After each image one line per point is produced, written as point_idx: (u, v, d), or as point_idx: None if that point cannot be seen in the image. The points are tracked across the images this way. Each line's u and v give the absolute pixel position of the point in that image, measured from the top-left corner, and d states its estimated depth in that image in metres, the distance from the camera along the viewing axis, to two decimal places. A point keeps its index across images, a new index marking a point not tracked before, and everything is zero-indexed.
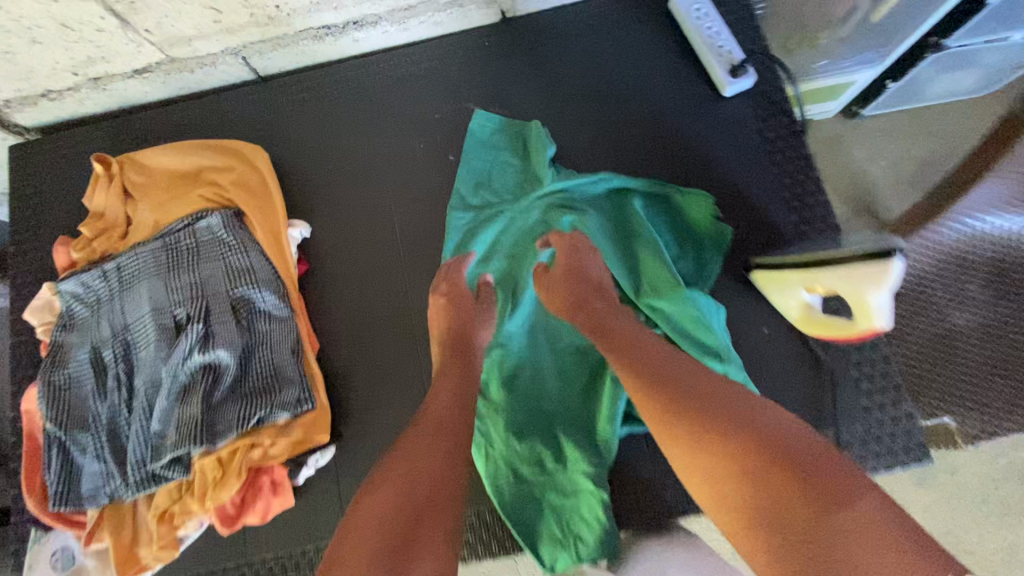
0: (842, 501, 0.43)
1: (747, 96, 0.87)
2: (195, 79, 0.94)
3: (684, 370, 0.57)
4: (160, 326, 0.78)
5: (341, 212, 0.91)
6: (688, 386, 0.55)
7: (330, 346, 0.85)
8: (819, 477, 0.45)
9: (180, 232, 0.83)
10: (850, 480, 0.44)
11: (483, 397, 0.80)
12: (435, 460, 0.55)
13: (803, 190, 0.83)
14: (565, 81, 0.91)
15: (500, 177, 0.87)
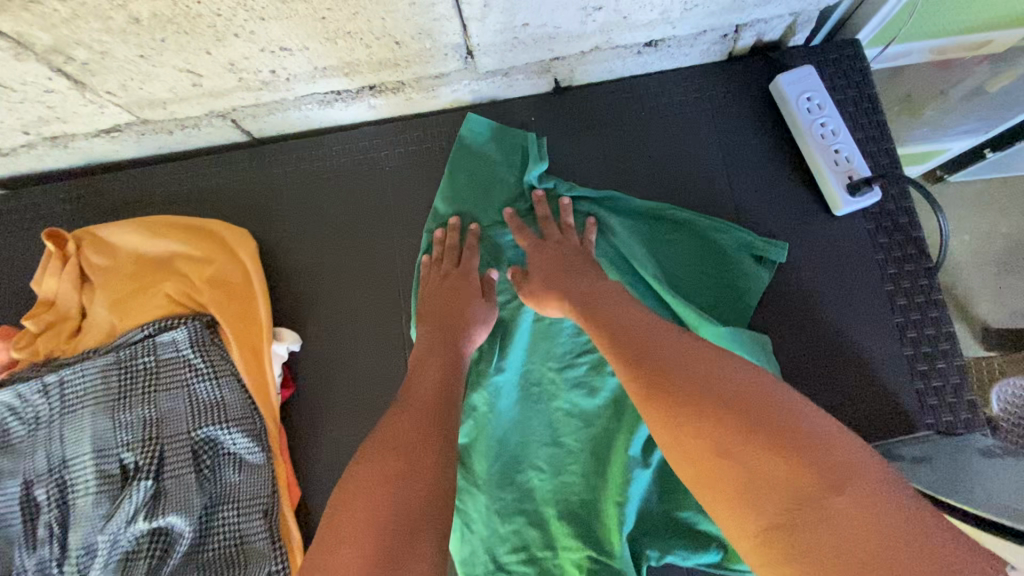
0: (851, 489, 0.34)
1: (862, 216, 0.68)
2: (177, 140, 0.77)
3: (659, 330, 0.50)
4: (105, 471, 0.62)
5: (338, 319, 0.73)
6: (666, 352, 0.47)
7: (313, 498, 0.68)
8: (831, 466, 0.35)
9: (138, 345, 0.66)
10: (862, 468, 0.35)
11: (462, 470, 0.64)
12: (397, 448, 0.47)
13: (930, 349, 0.64)
14: (629, 175, 0.73)
15: (488, 191, 0.72)
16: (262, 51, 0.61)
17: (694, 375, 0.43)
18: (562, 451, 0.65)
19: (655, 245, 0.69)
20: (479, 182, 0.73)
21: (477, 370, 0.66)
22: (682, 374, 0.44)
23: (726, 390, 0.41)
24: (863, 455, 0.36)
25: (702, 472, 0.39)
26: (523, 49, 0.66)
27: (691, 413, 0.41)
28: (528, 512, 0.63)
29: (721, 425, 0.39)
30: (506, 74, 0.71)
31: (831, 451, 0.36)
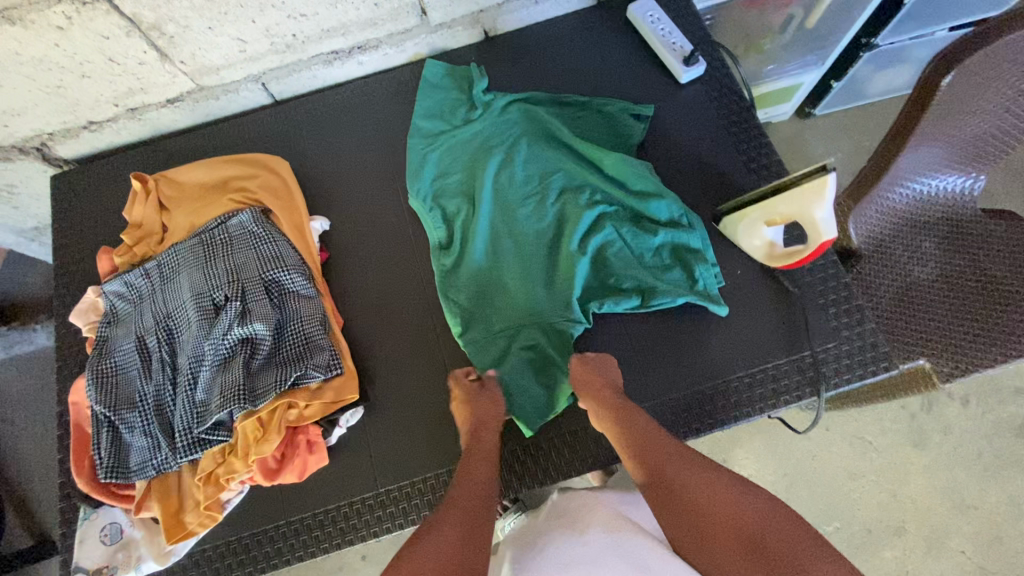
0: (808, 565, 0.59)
1: (699, 80, 1.01)
2: (221, 106, 1.08)
3: (664, 451, 0.76)
4: (201, 308, 0.87)
5: (354, 206, 1.02)
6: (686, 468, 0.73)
7: (353, 321, 0.95)
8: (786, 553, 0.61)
9: (215, 229, 0.93)
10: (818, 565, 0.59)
11: (455, 284, 0.93)
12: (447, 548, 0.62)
13: (755, 152, 0.96)
14: (544, 84, 1.06)
15: (450, 109, 1.03)
16: (288, 17, 0.93)
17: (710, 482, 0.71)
18: (528, 261, 0.92)
19: (569, 120, 1.01)
20: (443, 104, 1.03)
21: (464, 222, 0.96)
22: (685, 468, 0.73)
23: (709, 515, 0.67)
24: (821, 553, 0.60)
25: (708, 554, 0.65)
26: (458, 3, 1.00)
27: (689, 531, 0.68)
28: (507, 305, 0.90)
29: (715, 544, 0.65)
30: (450, 26, 1.05)
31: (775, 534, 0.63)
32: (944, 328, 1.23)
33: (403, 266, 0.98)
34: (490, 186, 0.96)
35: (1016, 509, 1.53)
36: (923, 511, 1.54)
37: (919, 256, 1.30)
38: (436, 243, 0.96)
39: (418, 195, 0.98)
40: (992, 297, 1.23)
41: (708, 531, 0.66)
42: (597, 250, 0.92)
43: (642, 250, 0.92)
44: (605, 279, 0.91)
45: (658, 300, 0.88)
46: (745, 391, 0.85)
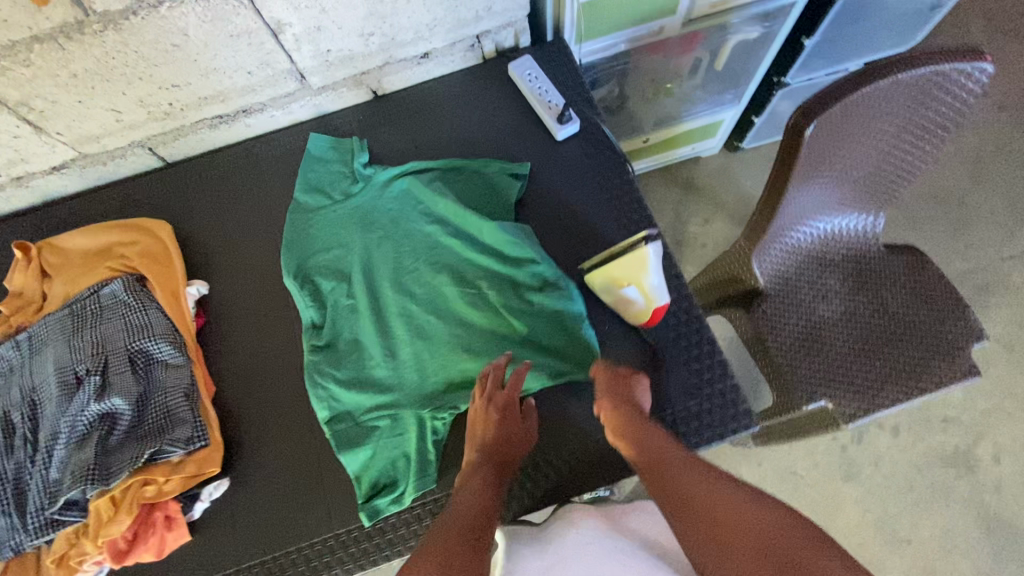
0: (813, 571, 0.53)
1: (575, 137, 1.04)
2: (110, 171, 1.08)
3: (689, 468, 0.70)
4: (63, 382, 0.86)
5: (236, 269, 1.03)
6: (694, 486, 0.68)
7: (226, 388, 0.94)
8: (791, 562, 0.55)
9: (86, 298, 0.93)
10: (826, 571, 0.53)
11: (324, 366, 0.92)
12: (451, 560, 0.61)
13: (627, 208, 0.98)
14: (429, 144, 1.07)
15: (333, 180, 1.05)
16: (160, 88, 0.94)
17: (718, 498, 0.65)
18: (403, 338, 0.92)
19: (449, 181, 1.02)
20: (326, 175, 1.05)
21: (334, 300, 0.96)
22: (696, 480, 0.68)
23: (735, 534, 0.60)
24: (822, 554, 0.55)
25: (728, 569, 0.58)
26: (336, 68, 1.02)
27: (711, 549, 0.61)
28: (378, 385, 0.90)
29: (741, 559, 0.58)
30: (333, 89, 1.07)
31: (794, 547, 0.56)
32: (850, 368, 1.24)
33: (283, 333, 0.98)
34: (367, 262, 0.98)
35: (950, 543, 1.51)
36: (857, 547, 1.53)
37: (823, 295, 1.31)
38: (308, 322, 0.96)
39: (290, 273, 0.98)
40: (894, 334, 1.26)
41: (723, 539, 0.60)
42: (474, 326, 0.92)
43: (520, 318, 0.91)
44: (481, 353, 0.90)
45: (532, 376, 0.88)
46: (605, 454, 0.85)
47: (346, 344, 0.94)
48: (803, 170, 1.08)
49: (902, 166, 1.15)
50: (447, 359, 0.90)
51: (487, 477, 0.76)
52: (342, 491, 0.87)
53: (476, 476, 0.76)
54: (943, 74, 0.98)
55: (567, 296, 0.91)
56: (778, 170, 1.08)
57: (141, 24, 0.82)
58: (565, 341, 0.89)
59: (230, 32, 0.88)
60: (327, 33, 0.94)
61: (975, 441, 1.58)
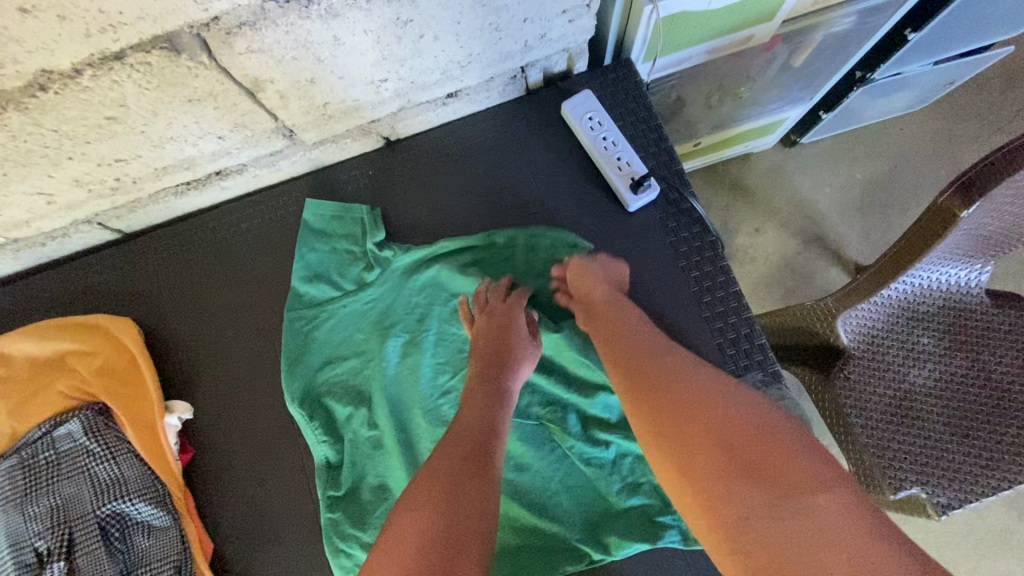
0: (816, 493, 0.45)
1: (650, 208, 0.81)
2: (53, 249, 0.85)
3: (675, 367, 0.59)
4: (21, 565, 0.68)
5: (226, 380, 0.82)
6: (675, 375, 0.57)
7: (225, 543, 0.76)
8: (784, 467, 0.47)
9: (37, 443, 0.73)
10: (821, 477, 0.47)
11: (346, 523, 0.74)
12: (431, 492, 0.52)
13: (721, 309, 0.77)
14: (462, 213, 0.84)
15: (341, 262, 0.82)
16: (101, 165, 0.69)
17: (705, 387, 0.55)
18: None
19: (494, 266, 0.81)
20: (333, 256, 0.82)
21: (353, 431, 0.77)
22: (675, 371, 0.58)
23: (714, 434, 0.50)
24: (824, 462, 0.48)
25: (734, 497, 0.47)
26: (336, 120, 0.76)
27: (689, 464, 0.51)
28: None
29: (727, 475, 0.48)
30: (334, 141, 0.81)
31: (788, 458, 0.48)
32: (950, 448, 0.97)
33: (289, 472, 0.78)
34: (394, 383, 0.78)
35: None
36: None
37: (915, 355, 1.03)
38: (321, 460, 0.77)
39: (294, 394, 0.77)
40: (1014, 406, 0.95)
41: (702, 431, 0.51)
42: (535, 472, 0.76)
43: (591, 466, 0.75)
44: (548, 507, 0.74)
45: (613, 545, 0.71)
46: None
47: (371, 491, 0.76)
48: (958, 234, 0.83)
49: None
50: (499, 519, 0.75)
51: (482, 369, 0.68)
52: None
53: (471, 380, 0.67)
54: None
55: None
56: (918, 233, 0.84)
57: (56, 99, 0.56)
58: (653, 495, 0.73)
59: (188, 97, 0.62)
60: (324, 85, 0.68)
61: None
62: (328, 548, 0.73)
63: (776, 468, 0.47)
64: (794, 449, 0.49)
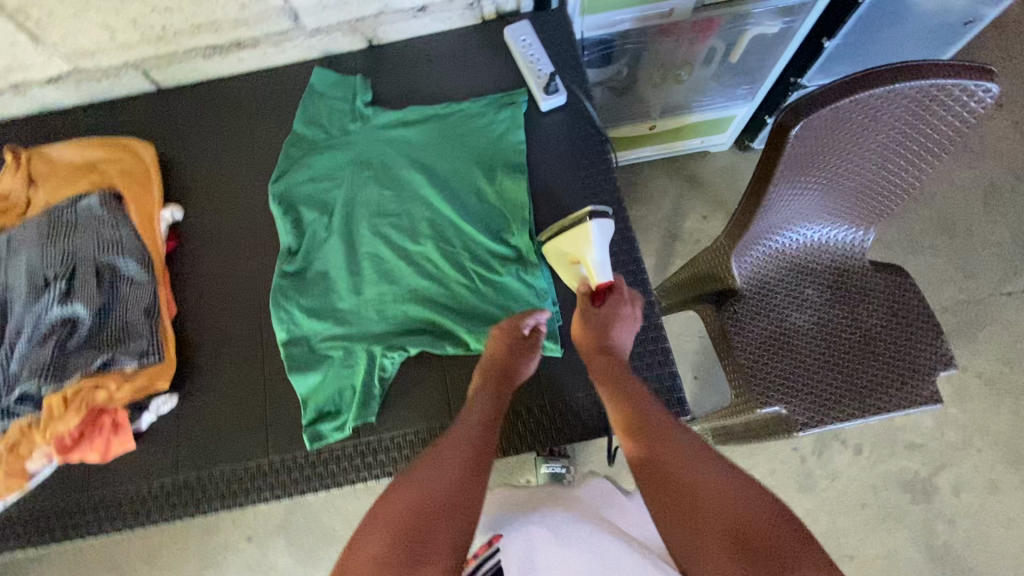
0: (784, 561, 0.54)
1: (560, 110, 1.03)
2: (105, 89, 1.10)
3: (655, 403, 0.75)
4: (33, 284, 0.90)
5: (216, 189, 1.04)
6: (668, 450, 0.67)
7: (188, 307, 0.97)
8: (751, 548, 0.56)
9: (64, 208, 0.96)
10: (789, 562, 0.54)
11: (290, 291, 0.94)
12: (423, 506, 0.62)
13: (599, 187, 0.98)
14: (416, 99, 1.07)
15: (332, 116, 1.06)
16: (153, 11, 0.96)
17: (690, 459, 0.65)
18: (371, 279, 0.95)
19: (442, 130, 1.03)
20: (326, 110, 1.06)
21: (314, 232, 0.99)
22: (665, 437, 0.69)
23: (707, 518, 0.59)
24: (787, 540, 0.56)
25: (687, 534, 0.59)
26: (330, 9, 1.03)
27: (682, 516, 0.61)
28: (336, 318, 0.93)
29: (708, 543, 0.57)
30: (327, 32, 1.07)
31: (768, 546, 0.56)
32: (812, 379, 1.23)
33: (253, 258, 0.99)
34: (352, 200, 1.00)
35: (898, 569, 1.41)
36: None
37: (795, 304, 1.30)
38: (284, 247, 0.97)
39: (276, 197, 1.00)
40: (862, 351, 1.24)
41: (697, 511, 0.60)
42: (439, 276, 0.94)
43: (488, 278, 0.93)
44: (445, 302, 0.92)
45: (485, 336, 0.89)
46: (551, 429, 0.87)
47: (316, 275, 0.96)
48: (796, 158, 1.03)
49: (905, 169, 1.09)
50: (401, 311, 0.93)
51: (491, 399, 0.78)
52: (281, 421, 0.90)
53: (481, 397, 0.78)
54: (943, 88, 0.95)
55: (535, 267, 0.92)
56: (766, 151, 1.03)
57: None
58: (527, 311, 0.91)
59: None
60: None
61: (940, 469, 1.46)
62: (273, 305, 0.94)
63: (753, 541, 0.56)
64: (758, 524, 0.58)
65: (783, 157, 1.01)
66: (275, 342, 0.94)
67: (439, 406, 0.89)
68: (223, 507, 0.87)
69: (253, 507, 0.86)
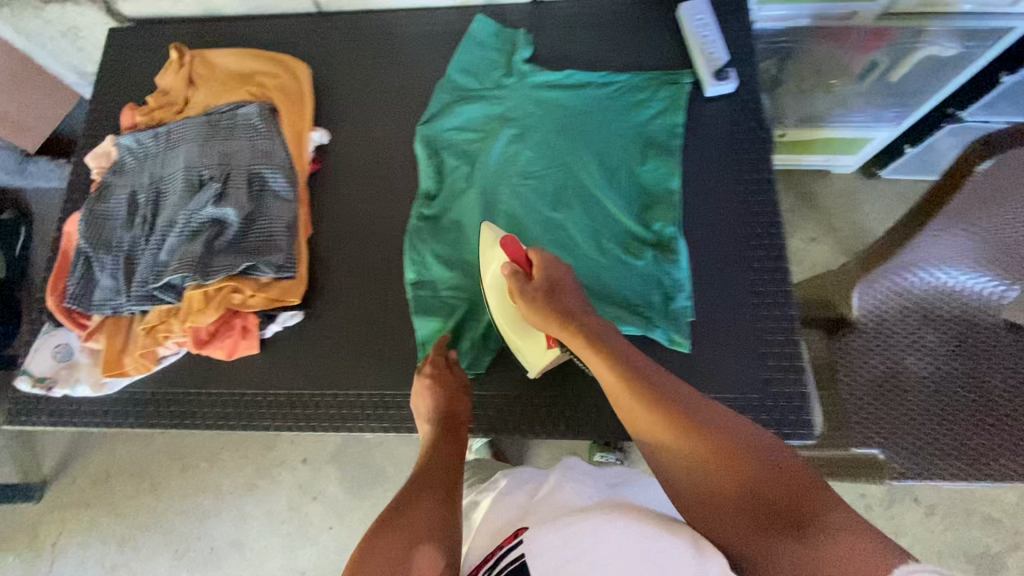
0: (809, 505, 0.52)
1: (725, 99, 0.98)
2: (270, 3, 1.12)
3: (635, 355, 0.72)
4: (189, 181, 0.93)
5: (362, 121, 1.05)
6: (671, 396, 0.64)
7: (322, 231, 0.99)
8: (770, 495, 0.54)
9: (224, 113, 0.99)
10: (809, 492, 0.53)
11: (424, 235, 0.95)
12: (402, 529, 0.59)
13: (754, 186, 0.93)
14: (573, 62, 1.04)
15: (487, 67, 1.04)
16: None
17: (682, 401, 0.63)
18: (505, 237, 0.94)
19: (600, 100, 0.99)
20: (481, 60, 1.04)
21: (455, 182, 0.98)
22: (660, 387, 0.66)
23: (714, 461, 0.57)
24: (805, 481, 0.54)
25: (696, 488, 0.58)
26: None
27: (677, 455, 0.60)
28: (463, 270, 0.93)
29: (718, 488, 0.56)
30: None
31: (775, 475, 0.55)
32: (923, 437, 0.95)
33: (389, 196, 1.00)
34: (496, 156, 0.98)
35: None
36: None
37: (921, 345, 0.99)
38: (423, 190, 0.98)
39: (423, 140, 1.00)
40: (1010, 428, 0.92)
41: (695, 454, 0.58)
42: (574, 248, 0.92)
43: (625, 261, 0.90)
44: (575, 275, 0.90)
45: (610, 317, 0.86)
46: None
47: (449, 224, 0.96)
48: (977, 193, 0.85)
49: None
50: None
51: (446, 435, 0.77)
52: (397, 358, 0.91)
53: (434, 436, 0.78)
54: None
55: (677, 258, 0.89)
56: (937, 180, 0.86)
57: None
58: (661, 302, 0.87)
59: None
60: None
61: (1016, 551, 1.37)
62: (407, 246, 0.95)
63: (766, 492, 0.54)
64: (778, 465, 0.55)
65: (962, 187, 0.83)
66: (400, 282, 0.95)
67: (539, 381, 0.90)
68: (333, 429, 0.90)
69: (359, 435, 0.89)
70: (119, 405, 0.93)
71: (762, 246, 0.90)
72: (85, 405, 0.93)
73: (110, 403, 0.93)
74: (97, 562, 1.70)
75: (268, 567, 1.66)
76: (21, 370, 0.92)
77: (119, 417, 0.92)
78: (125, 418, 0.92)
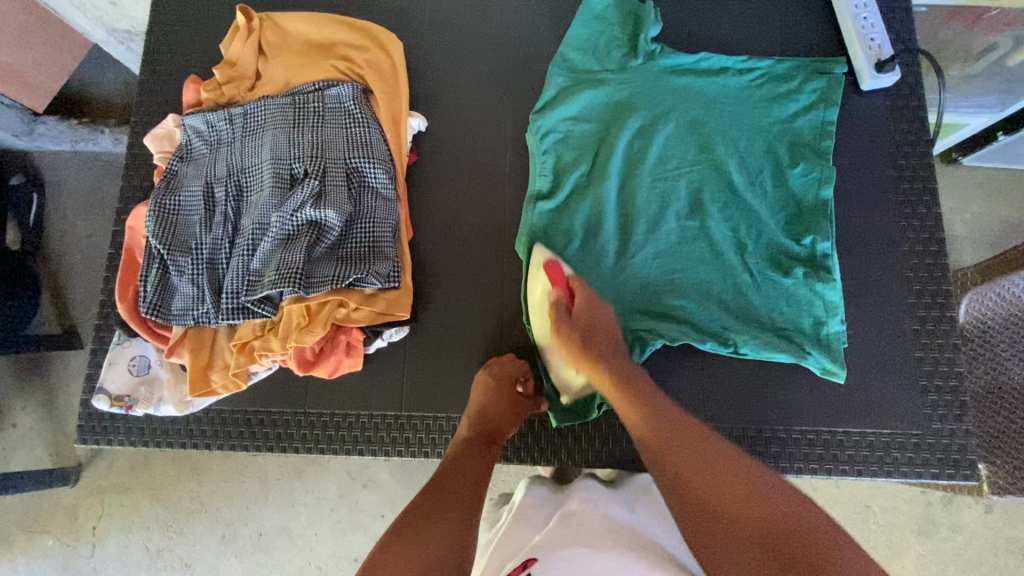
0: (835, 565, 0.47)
1: (881, 95, 0.87)
2: None
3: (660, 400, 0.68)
4: (278, 175, 0.81)
5: (464, 105, 0.93)
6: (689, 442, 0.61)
7: (425, 232, 0.88)
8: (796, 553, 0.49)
9: (311, 94, 0.86)
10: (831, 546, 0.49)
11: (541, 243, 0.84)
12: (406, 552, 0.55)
13: (914, 197, 0.84)
14: (706, 45, 0.92)
15: (608, 45, 0.91)
16: None
17: (701, 451, 0.60)
18: (636, 246, 0.83)
19: (740, 90, 0.88)
20: (600, 37, 0.91)
21: (577, 180, 0.87)
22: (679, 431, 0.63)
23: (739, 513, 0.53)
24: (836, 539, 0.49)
25: (709, 536, 0.53)
26: None
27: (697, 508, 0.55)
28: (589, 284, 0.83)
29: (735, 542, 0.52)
30: None
31: (801, 534, 0.50)
32: None
33: (499, 195, 0.89)
34: (621, 151, 0.86)
35: None
36: None
37: None
38: (536, 190, 0.86)
39: (537, 132, 0.88)
40: None
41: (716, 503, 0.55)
42: (713, 263, 0.83)
43: (771, 279, 0.82)
44: (714, 294, 0.82)
45: (757, 345, 0.78)
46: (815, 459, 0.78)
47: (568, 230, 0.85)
48: None
49: None
50: (663, 294, 0.82)
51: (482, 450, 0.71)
52: None
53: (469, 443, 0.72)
54: None
55: (831, 279, 0.80)
56: None
57: None
58: (812, 328, 0.80)
59: None
60: None
61: None
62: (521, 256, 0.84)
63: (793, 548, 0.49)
64: (810, 528, 0.51)
65: None
66: (515, 294, 0.86)
67: None
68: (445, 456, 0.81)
69: None
70: (206, 422, 0.85)
71: (922, 267, 0.82)
72: (167, 422, 0.85)
73: (195, 419, 0.85)
74: (141, 548, 1.24)
75: (319, 558, 1.22)
76: (97, 387, 0.83)
77: (206, 439, 0.84)
78: (212, 439, 0.84)
